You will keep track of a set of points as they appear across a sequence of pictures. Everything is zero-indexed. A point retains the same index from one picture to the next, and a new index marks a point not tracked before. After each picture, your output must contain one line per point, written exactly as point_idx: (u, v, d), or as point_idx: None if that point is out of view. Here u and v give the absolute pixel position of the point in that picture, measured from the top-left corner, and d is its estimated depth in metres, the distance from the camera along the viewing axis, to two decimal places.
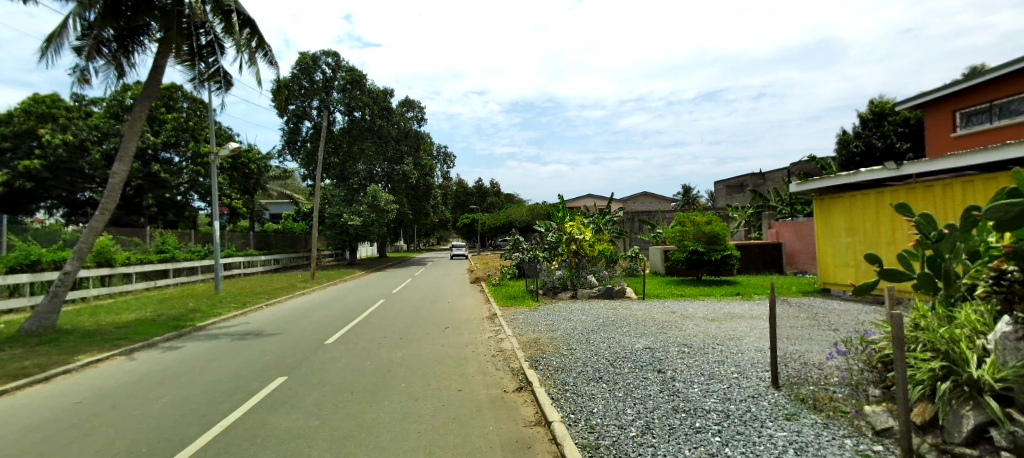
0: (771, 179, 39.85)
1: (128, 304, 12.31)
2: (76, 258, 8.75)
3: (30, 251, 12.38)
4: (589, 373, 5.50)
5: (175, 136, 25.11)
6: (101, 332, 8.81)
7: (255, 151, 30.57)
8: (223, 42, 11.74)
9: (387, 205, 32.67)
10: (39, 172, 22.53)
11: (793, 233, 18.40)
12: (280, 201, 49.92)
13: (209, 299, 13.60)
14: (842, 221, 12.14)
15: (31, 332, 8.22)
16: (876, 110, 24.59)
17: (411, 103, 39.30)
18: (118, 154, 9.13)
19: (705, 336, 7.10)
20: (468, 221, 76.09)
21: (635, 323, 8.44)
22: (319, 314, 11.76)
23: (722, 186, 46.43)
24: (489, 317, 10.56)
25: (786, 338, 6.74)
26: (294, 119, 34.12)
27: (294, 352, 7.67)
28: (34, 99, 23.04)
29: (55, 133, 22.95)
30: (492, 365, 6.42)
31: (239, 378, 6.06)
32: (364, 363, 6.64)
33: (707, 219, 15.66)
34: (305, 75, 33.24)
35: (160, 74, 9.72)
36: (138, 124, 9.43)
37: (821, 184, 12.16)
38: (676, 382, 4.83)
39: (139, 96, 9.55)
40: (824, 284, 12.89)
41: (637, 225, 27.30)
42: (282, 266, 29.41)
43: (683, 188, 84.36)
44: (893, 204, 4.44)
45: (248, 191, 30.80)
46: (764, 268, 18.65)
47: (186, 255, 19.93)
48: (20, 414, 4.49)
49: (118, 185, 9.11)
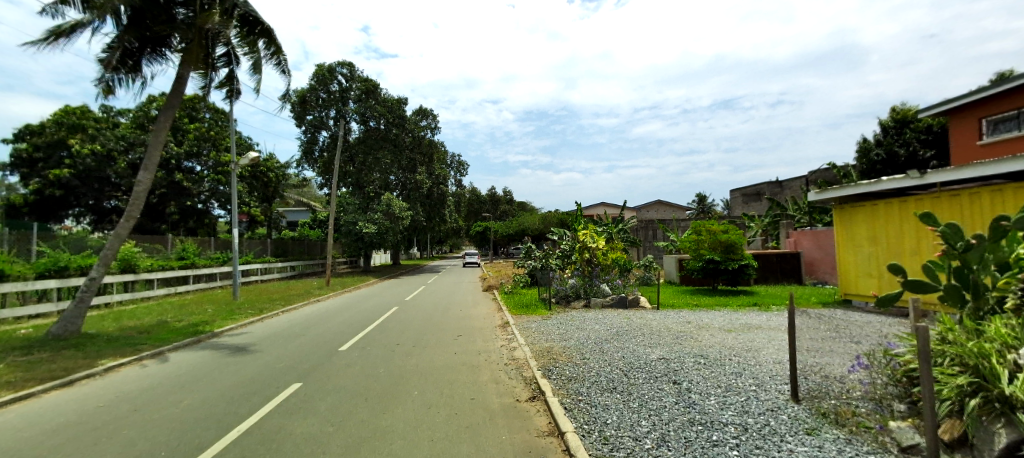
0: (789, 187, 39.29)
1: (150, 310, 12.60)
2: (101, 264, 8.95)
3: (59, 257, 12.78)
4: (602, 383, 5.44)
5: (198, 146, 25.79)
6: (124, 336, 9.02)
7: (273, 160, 31.23)
8: (239, 52, 12.08)
9: (401, 213, 33.04)
10: (68, 181, 23.33)
11: (812, 243, 17.96)
12: (297, 210, 50.66)
13: (228, 305, 13.84)
14: (864, 230, 11.84)
15: (57, 336, 8.44)
16: (898, 117, 23.98)
17: (425, 111, 39.82)
18: (142, 163, 9.39)
19: (722, 348, 6.97)
20: (481, 229, 76.36)
21: (650, 333, 8.34)
22: (335, 321, 11.89)
23: (738, 194, 45.95)
24: (502, 325, 10.55)
25: (806, 350, 6.57)
26: (312, 129, 34.73)
27: (309, 358, 7.77)
28: (66, 110, 23.86)
29: (83, 143, 23.71)
30: (505, 373, 6.39)
31: (254, 384, 6.15)
32: (376, 370, 6.69)
33: (723, 228, 15.42)
34: (322, 86, 33.91)
35: (183, 85, 10.03)
36: (162, 133, 9.72)
37: (841, 192, 11.93)
38: (691, 394, 4.75)
39: (163, 107, 9.85)
40: (845, 295, 12.56)
41: (651, 234, 27.17)
42: (297, 273, 29.84)
43: (699, 197, 83.86)
44: (917, 213, 4.30)
45: (266, 199, 31.40)
46: (782, 278, 18.27)
47: (206, 262, 20.43)
48: (46, 416, 4.62)
49: (142, 194, 9.35)
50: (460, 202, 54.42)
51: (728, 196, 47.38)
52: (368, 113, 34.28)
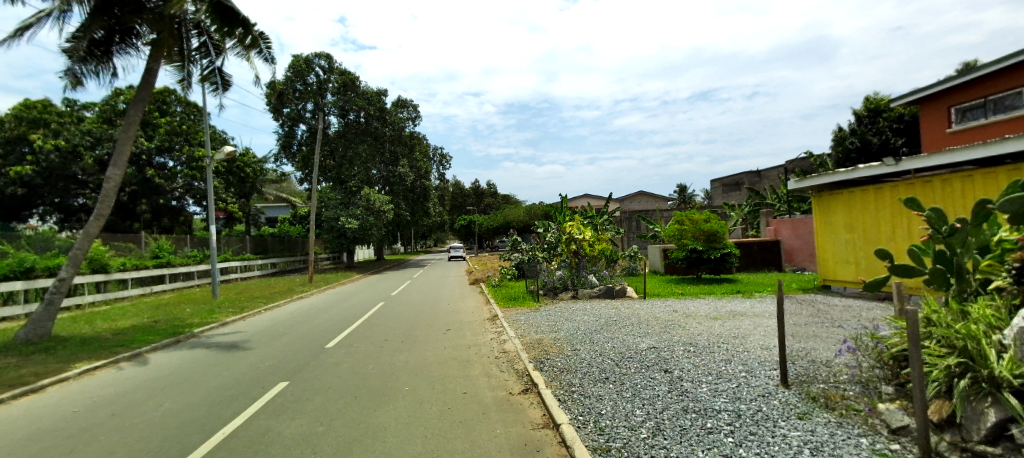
0: (768, 176, 40.25)
1: (124, 311, 12.14)
2: (71, 264, 8.45)
3: (24, 258, 12.16)
4: (594, 374, 5.45)
5: (169, 141, 24.71)
6: (98, 339, 8.65)
7: (250, 154, 30.36)
8: (217, 42, 11.49)
9: (384, 207, 32.54)
10: (32, 178, 22.21)
11: (791, 230, 18.38)
12: (276, 206, 49.48)
13: (207, 305, 13.44)
14: (843, 217, 12.13)
15: (26, 340, 7.95)
16: (872, 107, 24.56)
17: (406, 103, 39.19)
18: (111, 159, 8.92)
19: (710, 335, 7.05)
20: (465, 223, 76.01)
21: (638, 323, 8.40)
22: (319, 318, 11.67)
23: (718, 184, 46.69)
24: (491, 318, 10.49)
25: (791, 336, 6.69)
26: (290, 122, 33.80)
27: (295, 357, 7.60)
28: (25, 104, 22.60)
29: (46, 139, 22.48)
30: (496, 366, 6.32)
31: (240, 384, 5.98)
32: (366, 367, 6.58)
33: (706, 217, 15.64)
34: (299, 78, 32.97)
35: (154, 77, 9.56)
36: (132, 128, 9.23)
37: (820, 181, 12.21)
38: (683, 382, 4.79)
39: (133, 99, 9.37)
40: (824, 280, 12.90)
41: (634, 224, 27.52)
42: (278, 271, 29.27)
43: (681, 187, 85.23)
44: (903, 198, 4.39)
45: (244, 195, 30.51)
46: (763, 265, 18.67)
47: (182, 261, 19.77)
48: (16, 423, 4.37)
49: (112, 192, 8.88)
50: (443, 196, 54.01)
51: (708, 186, 48.14)
52: (347, 106, 33.58)
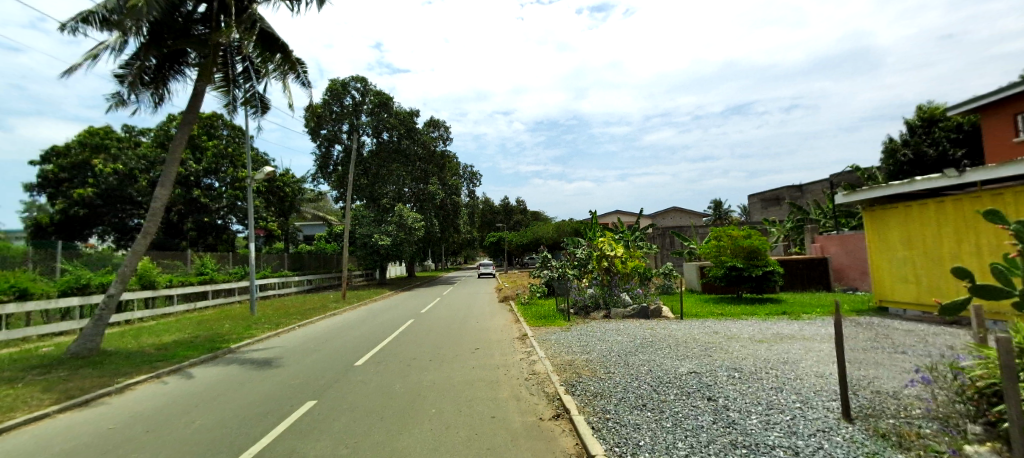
0: (810, 191, 38.49)
1: (168, 326, 12.66)
2: (119, 281, 8.91)
3: (81, 275, 12.97)
4: (631, 400, 5.11)
5: (216, 163, 26.16)
6: (141, 354, 8.99)
7: (290, 174, 31.72)
8: (258, 68, 12.21)
9: (415, 224, 33.05)
10: (92, 200, 23.94)
11: (840, 247, 17.28)
12: (313, 224, 51.27)
13: (245, 320, 13.86)
14: (899, 233, 11.22)
15: (76, 355, 8.36)
16: (925, 116, 23.10)
17: (437, 122, 40.15)
18: (159, 180, 9.46)
19: (757, 360, 6.54)
20: (495, 240, 76.28)
21: (676, 345, 7.94)
22: (351, 334, 11.75)
23: (756, 199, 44.93)
24: (520, 337, 10.24)
25: (850, 363, 6.10)
26: (326, 143, 35.20)
27: (324, 375, 7.60)
28: (89, 131, 24.52)
29: (106, 163, 24.22)
30: (526, 389, 6.06)
31: (270, 402, 5.99)
32: (393, 387, 6.47)
33: (745, 233, 14.92)
34: (335, 101, 34.42)
35: (199, 100, 10.14)
36: (178, 149, 9.78)
37: (871, 194, 11.41)
38: (729, 412, 4.39)
39: (180, 122, 9.94)
40: (881, 302, 11.91)
41: (668, 241, 26.69)
42: (314, 287, 30.09)
43: (716, 203, 82.82)
44: (980, 211, 3.90)
45: (283, 213, 31.78)
46: (810, 284, 17.57)
47: (224, 276, 20.65)
48: (58, 438, 4.48)
49: (159, 211, 9.38)
50: (473, 213, 54.54)
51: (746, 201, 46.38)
52: (380, 126, 34.65)
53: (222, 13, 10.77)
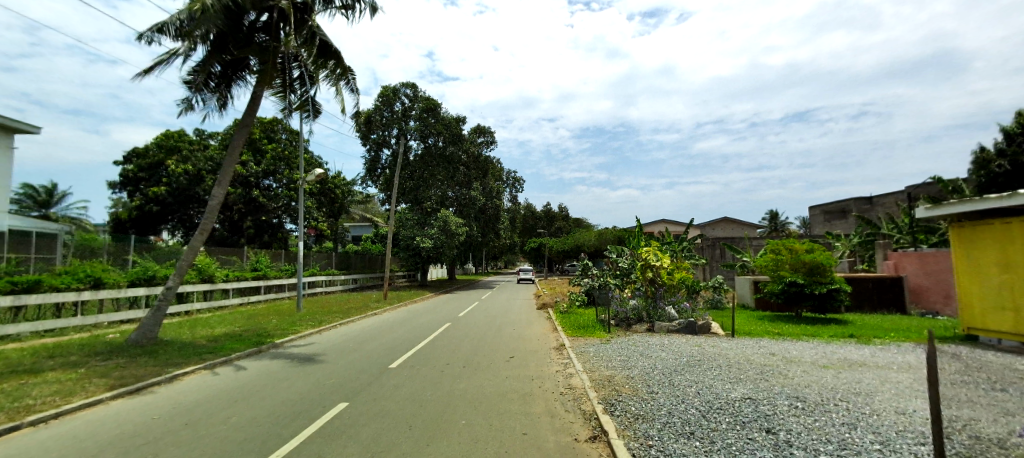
0: (882, 203, 35.37)
1: (222, 319, 13.40)
2: (177, 275, 9.48)
3: (149, 267, 14.02)
4: (676, 426, 4.65)
5: (274, 165, 27.72)
6: (194, 345, 9.49)
7: (340, 177, 33.11)
8: (312, 73, 12.64)
9: (457, 228, 33.40)
10: (165, 197, 26.05)
11: (918, 265, 15.57)
12: (360, 225, 53.29)
13: (292, 316, 14.44)
14: (993, 253, 9.84)
15: (136, 343, 8.95)
16: (1020, 123, 18.46)
17: (482, 128, 40.54)
18: (217, 179, 10.01)
19: (822, 388, 5.84)
20: (536, 245, 75.99)
21: (726, 366, 7.30)
22: (388, 335, 11.88)
23: (818, 211, 41.83)
24: (557, 348, 9.87)
25: (938, 401, 5.29)
26: (375, 147, 36.46)
27: (359, 376, 7.63)
28: (166, 134, 26.71)
29: (178, 164, 26.25)
30: (561, 404, 5.73)
31: (305, 401, 6.04)
32: (425, 393, 6.35)
33: (807, 247, 13.75)
34: (386, 106, 35.58)
35: (257, 105, 10.64)
36: (236, 151, 10.29)
37: (959, 208, 10.13)
38: (791, 449, 3.85)
39: (238, 125, 10.47)
40: (969, 330, 10.50)
41: (717, 252, 25.29)
42: (358, 286, 31.12)
43: (771, 214, 78.30)
44: None
45: (333, 214, 33.18)
46: (881, 306, 15.95)
47: (276, 273, 21.77)
48: (106, 425, 4.67)
49: (215, 209, 9.91)
50: (515, 218, 54.60)
51: (806, 213, 43.29)
52: (426, 131, 35.41)
53: (281, 22, 11.23)
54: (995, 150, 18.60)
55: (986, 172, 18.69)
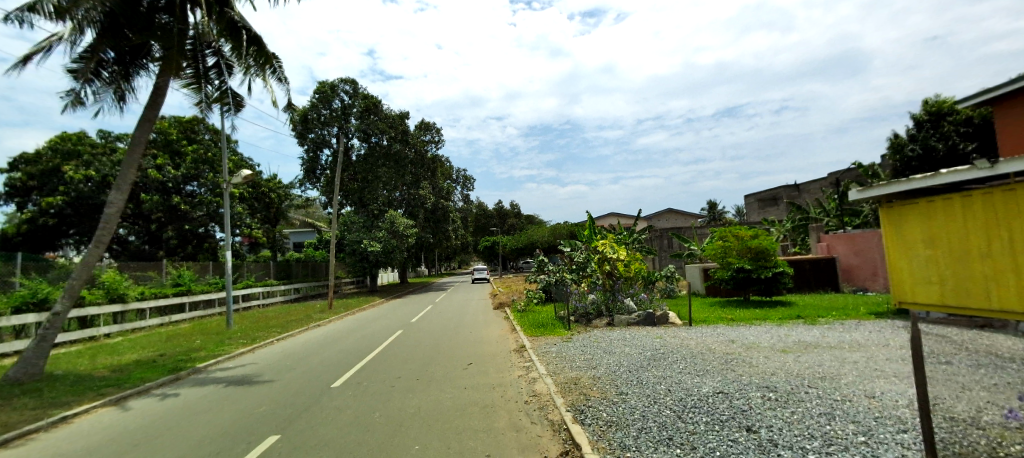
0: (808, 190, 38.19)
1: (135, 343, 11.69)
2: (66, 296, 7.94)
3: (39, 289, 11.96)
4: (653, 432, 4.23)
5: (196, 168, 25.04)
6: (92, 378, 8.01)
7: (276, 180, 30.74)
8: (230, 62, 11.26)
9: (407, 230, 32.09)
10: (62, 208, 22.72)
11: (847, 246, 16.65)
12: (302, 231, 50.13)
13: (220, 334, 12.91)
14: (920, 231, 10.50)
15: (14, 381, 7.38)
16: (932, 110, 19.68)
17: (428, 126, 39.36)
18: (114, 183, 8.51)
19: (789, 375, 5.73)
20: (489, 244, 75.39)
21: (691, 357, 7.10)
22: (333, 349, 10.80)
23: (753, 199, 44.50)
24: (517, 350, 9.35)
25: (899, 379, 5.31)
26: (313, 147, 34.09)
27: (296, 399, 6.68)
28: (61, 136, 23.29)
29: (77, 169, 23.01)
30: (526, 416, 5.18)
31: (225, 437, 5.05)
32: (372, 416, 5.57)
33: (752, 233, 14.23)
34: (323, 104, 33.40)
35: (162, 97, 9.21)
36: (138, 149, 8.85)
37: (888, 189, 10.69)
38: (779, 449, 3.53)
39: (139, 120, 9.00)
40: (901, 304, 11.26)
41: (666, 243, 26.01)
42: (301, 296, 29.03)
43: (711, 204, 82.95)
44: None
45: (270, 220, 30.72)
46: (817, 286, 16.93)
47: (203, 287, 19.64)
48: None
49: (114, 217, 8.42)
50: (467, 217, 53.74)
51: (743, 201, 45.92)
52: (370, 130, 33.64)
53: (188, 2, 9.83)
54: (907, 137, 20.37)
55: (900, 157, 20.41)
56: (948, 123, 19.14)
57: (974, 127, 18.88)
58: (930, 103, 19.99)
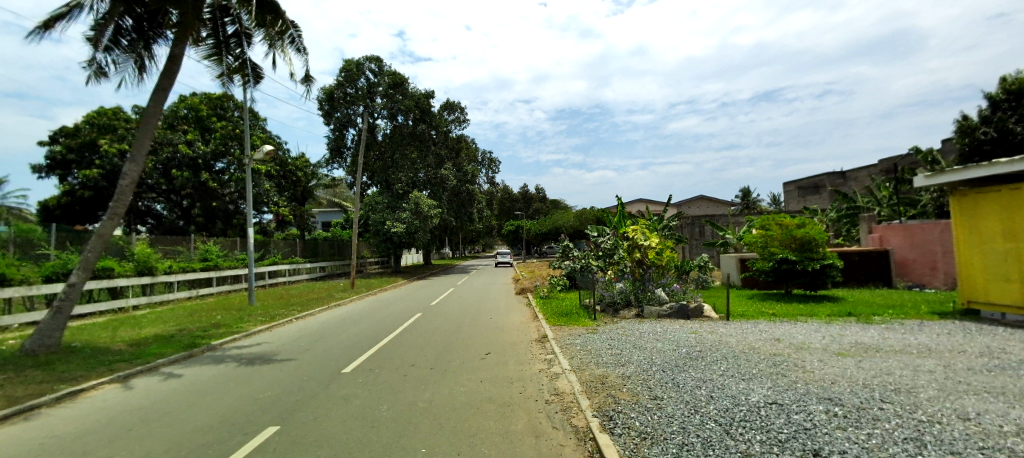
0: (855, 178, 35.73)
1: (157, 317, 11.79)
2: (82, 268, 7.86)
3: (68, 260, 12.19)
4: (697, 450, 3.57)
5: (224, 144, 25.37)
6: (107, 352, 7.95)
7: (302, 158, 31.01)
8: (250, 31, 10.85)
9: (430, 211, 31.86)
10: (98, 182, 23.41)
11: (903, 239, 15.16)
12: (329, 211, 50.94)
13: (241, 311, 12.93)
14: (998, 223, 9.25)
15: (29, 352, 7.36)
16: (1012, 88, 17.61)
17: (453, 105, 38.72)
18: (130, 154, 8.33)
19: (853, 385, 4.92)
20: (513, 228, 74.97)
21: (733, 358, 6.36)
22: (349, 330, 10.54)
23: (792, 187, 42.11)
24: (539, 340, 8.79)
25: (992, 396, 4.44)
26: (339, 126, 34.02)
27: (305, 384, 6.34)
28: (97, 111, 23.99)
29: (113, 143, 23.64)
30: (547, 420, 4.60)
31: (223, 427, 4.70)
32: (381, 410, 5.12)
33: (799, 222, 13.13)
34: (349, 82, 33.21)
35: (177, 65, 8.91)
36: (154, 119, 8.63)
37: (960, 175, 9.51)
38: None
39: (153, 89, 8.75)
40: (969, 303, 10.03)
41: (697, 231, 24.81)
42: (326, 274, 29.41)
43: (744, 191, 79.80)
44: None
45: (296, 199, 31.07)
46: (866, 280, 15.52)
47: (229, 263, 19.93)
48: None
49: (128, 189, 8.26)
50: (491, 200, 53.34)
51: (781, 189, 43.54)
52: (394, 109, 33.36)
53: None
54: (979, 118, 18.35)
55: (970, 141, 18.43)
56: None
57: None
58: (1009, 80, 17.88)
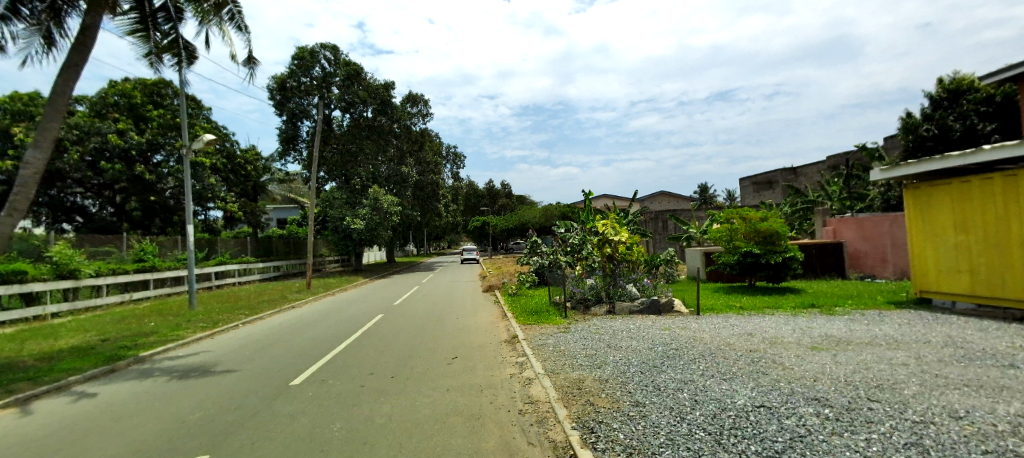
0: (806, 174, 37.56)
1: (78, 325, 10.42)
2: None
3: None
4: None
5: (161, 135, 23.45)
6: (8, 369, 6.78)
7: (252, 151, 29.17)
8: (181, 5, 9.68)
9: (390, 208, 30.69)
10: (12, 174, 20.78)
11: (856, 231, 15.82)
12: (284, 207, 48.33)
13: (180, 316, 11.70)
14: (948, 215, 9.64)
15: None
16: (951, 88, 18.80)
17: (415, 98, 37.52)
18: (32, 138, 7.11)
19: (837, 382, 4.74)
20: (479, 224, 74.18)
21: (711, 356, 6.13)
22: (302, 335, 9.67)
23: (748, 183, 43.79)
24: (509, 341, 8.33)
25: (975, 390, 4.35)
26: (291, 118, 32.11)
27: (245, 400, 5.56)
28: (10, 96, 21.65)
29: (28, 131, 21.10)
30: (522, 435, 4.13)
31: (138, 457, 3.92)
32: (332, 428, 4.49)
33: (762, 215, 13.31)
34: (302, 71, 31.39)
35: (92, 38, 7.75)
36: (63, 98, 7.44)
37: (914, 169, 9.83)
38: None
39: (62, 65, 7.54)
40: (921, 293, 10.45)
41: (661, 226, 25.17)
42: (282, 274, 27.75)
43: (701, 187, 82.83)
44: None
45: (246, 194, 29.09)
46: (823, 272, 16.11)
47: (168, 264, 18.21)
48: None
49: (32, 180, 7.07)
50: (457, 196, 52.41)
51: (737, 185, 45.21)
52: (352, 100, 31.90)
53: None
54: (922, 117, 19.47)
55: (913, 137, 19.53)
56: (966, 101, 18.21)
57: (996, 107, 17.79)
58: (947, 80, 19.05)
